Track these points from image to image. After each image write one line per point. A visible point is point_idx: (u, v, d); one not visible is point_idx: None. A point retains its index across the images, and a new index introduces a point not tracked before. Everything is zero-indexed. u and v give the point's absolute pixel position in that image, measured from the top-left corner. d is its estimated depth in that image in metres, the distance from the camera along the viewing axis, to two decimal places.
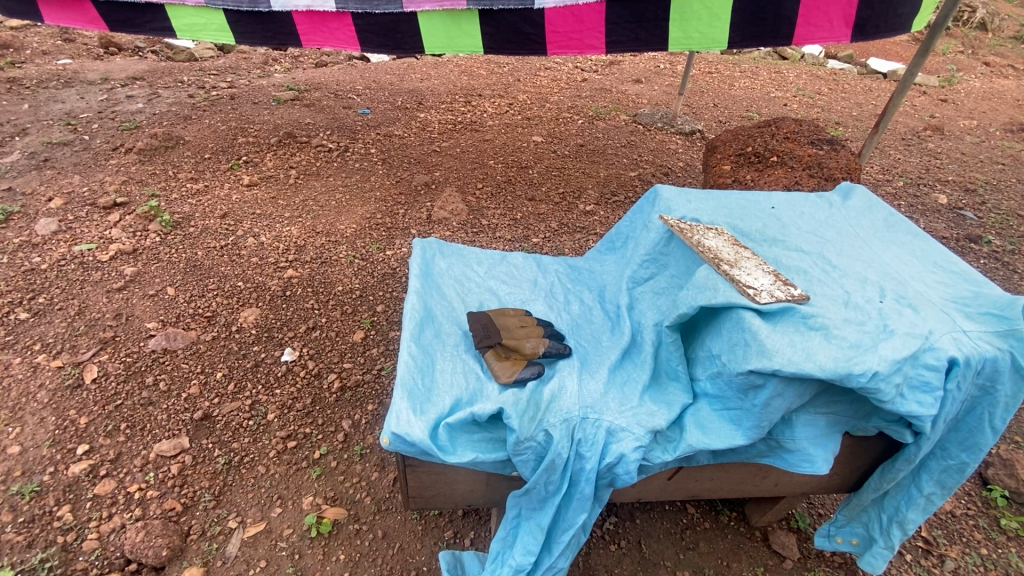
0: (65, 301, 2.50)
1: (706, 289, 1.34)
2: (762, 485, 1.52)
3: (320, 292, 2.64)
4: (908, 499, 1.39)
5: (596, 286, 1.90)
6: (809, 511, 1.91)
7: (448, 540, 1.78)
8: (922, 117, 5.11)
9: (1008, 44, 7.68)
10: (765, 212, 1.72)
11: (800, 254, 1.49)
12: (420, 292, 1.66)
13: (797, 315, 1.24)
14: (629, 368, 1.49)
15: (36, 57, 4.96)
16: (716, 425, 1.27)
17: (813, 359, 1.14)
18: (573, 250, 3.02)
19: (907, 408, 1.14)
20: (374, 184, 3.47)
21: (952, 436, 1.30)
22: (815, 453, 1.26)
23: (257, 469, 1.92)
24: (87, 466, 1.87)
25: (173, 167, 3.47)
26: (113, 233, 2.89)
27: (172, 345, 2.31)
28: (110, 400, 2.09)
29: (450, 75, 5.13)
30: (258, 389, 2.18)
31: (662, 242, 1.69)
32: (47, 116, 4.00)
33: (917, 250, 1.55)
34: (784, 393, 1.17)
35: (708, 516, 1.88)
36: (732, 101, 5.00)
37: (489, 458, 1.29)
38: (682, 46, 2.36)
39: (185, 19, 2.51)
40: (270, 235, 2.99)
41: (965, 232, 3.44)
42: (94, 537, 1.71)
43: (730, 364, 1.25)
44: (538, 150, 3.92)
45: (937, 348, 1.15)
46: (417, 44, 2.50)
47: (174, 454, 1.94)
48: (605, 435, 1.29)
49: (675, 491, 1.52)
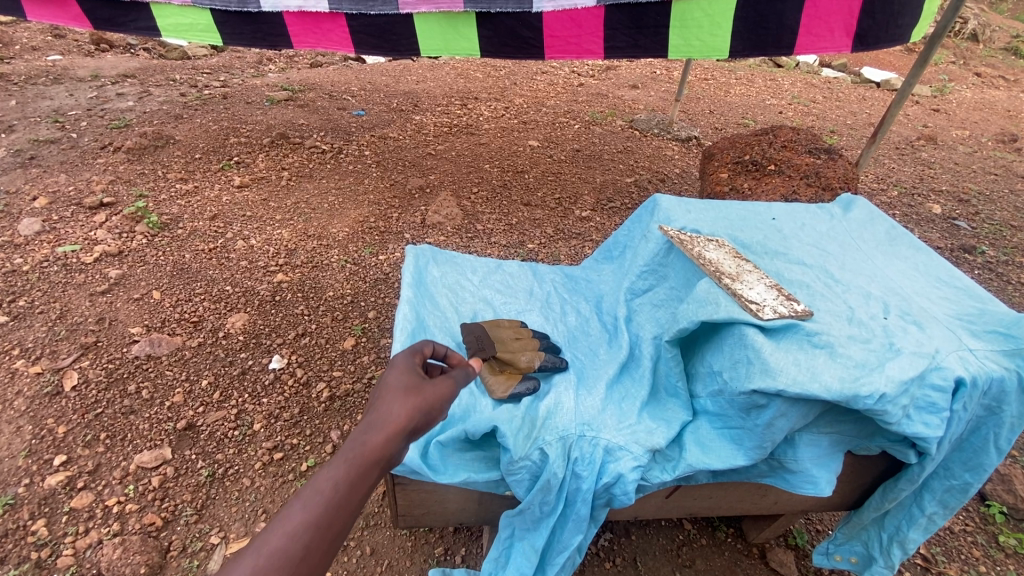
0: (45, 304, 2.43)
1: (707, 304, 1.29)
2: (761, 504, 1.48)
3: (310, 297, 2.58)
4: (910, 518, 1.37)
5: (593, 296, 1.86)
6: (807, 527, 1.86)
7: (438, 558, 1.72)
8: (915, 126, 5.15)
9: (997, 55, 7.75)
10: (765, 223, 1.69)
11: (801, 267, 1.46)
12: (413, 300, 1.61)
13: (800, 332, 1.19)
14: (626, 383, 1.45)
15: (25, 53, 4.88)
16: (716, 444, 1.23)
17: (818, 380, 1.09)
18: (569, 257, 2.98)
19: (913, 430, 1.11)
20: (368, 187, 3.41)
21: (955, 455, 1.28)
22: (818, 475, 1.22)
23: (241, 482, 1.86)
24: (63, 478, 1.80)
25: (162, 167, 3.41)
26: (98, 235, 2.82)
27: (156, 351, 2.24)
28: (90, 409, 2.01)
29: (446, 77, 5.09)
30: (244, 398, 2.11)
31: (661, 253, 1.64)
32: (34, 113, 3.92)
33: (919, 264, 1.52)
34: (788, 413, 1.13)
35: (704, 533, 1.84)
36: (727, 107, 5.02)
37: (482, 478, 1.24)
38: (682, 54, 2.33)
39: (170, 18, 2.46)
40: (260, 238, 2.93)
41: (959, 242, 3.45)
42: (70, 553, 1.64)
43: (732, 383, 1.20)
44: (534, 155, 3.89)
45: (944, 368, 1.12)
46: (412, 46, 2.46)
47: (155, 466, 1.87)
48: (602, 454, 1.25)
49: (673, 509, 1.48)
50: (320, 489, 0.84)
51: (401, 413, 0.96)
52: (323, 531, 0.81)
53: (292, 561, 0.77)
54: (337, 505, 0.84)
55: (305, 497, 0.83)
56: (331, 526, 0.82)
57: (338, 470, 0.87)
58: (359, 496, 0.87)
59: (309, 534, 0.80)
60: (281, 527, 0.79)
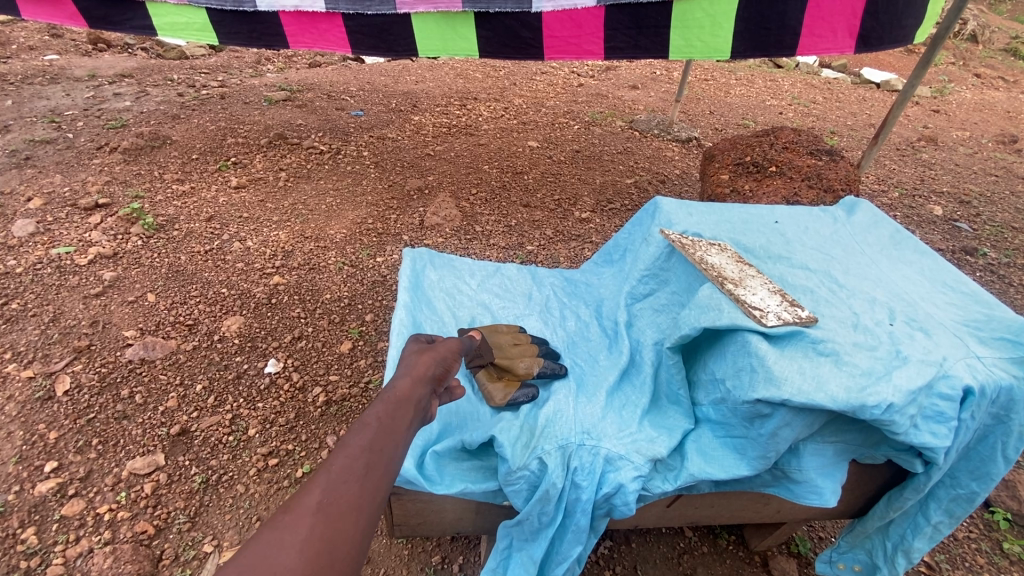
0: (38, 307, 2.40)
1: (709, 310, 1.27)
2: (764, 512, 1.45)
3: (307, 300, 2.55)
4: (915, 527, 1.34)
5: (593, 300, 1.83)
6: (809, 535, 1.84)
7: (435, 566, 1.69)
8: (915, 127, 5.12)
9: (996, 55, 7.73)
10: (768, 226, 1.66)
11: (805, 272, 1.44)
12: (409, 305, 1.59)
13: (805, 339, 1.17)
14: (627, 389, 1.42)
15: (22, 52, 4.85)
16: (718, 453, 1.21)
17: (824, 389, 1.07)
18: (568, 259, 2.95)
19: (921, 440, 1.09)
20: (366, 188, 3.38)
21: (962, 463, 1.25)
22: (823, 485, 1.19)
23: (235, 489, 1.83)
24: (54, 485, 1.77)
25: (158, 167, 3.38)
26: (93, 236, 2.79)
27: (150, 355, 2.21)
28: (82, 414, 1.98)
29: (445, 77, 5.06)
30: (239, 402, 2.08)
31: (663, 257, 1.61)
32: (31, 113, 3.89)
33: (925, 269, 1.50)
34: (793, 422, 1.10)
35: (706, 540, 1.81)
36: (727, 108, 5.00)
37: (479, 488, 1.22)
38: (683, 55, 2.30)
39: (167, 17, 2.43)
40: (257, 240, 2.90)
41: (960, 244, 3.42)
42: (60, 562, 1.61)
43: (735, 391, 1.17)
44: (533, 156, 3.86)
45: (952, 376, 1.10)
46: (410, 47, 2.43)
47: (147, 473, 1.84)
48: (603, 464, 1.22)
49: (674, 517, 1.45)
50: (365, 424, 0.93)
51: (412, 370, 1.11)
52: (376, 448, 0.89)
53: (359, 474, 0.83)
54: (384, 432, 0.92)
55: (355, 432, 0.91)
56: (383, 444, 0.89)
57: (375, 411, 0.97)
58: (401, 428, 0.96)
59: (368, 454, 0.87)
60: (339, 449, 0.86)
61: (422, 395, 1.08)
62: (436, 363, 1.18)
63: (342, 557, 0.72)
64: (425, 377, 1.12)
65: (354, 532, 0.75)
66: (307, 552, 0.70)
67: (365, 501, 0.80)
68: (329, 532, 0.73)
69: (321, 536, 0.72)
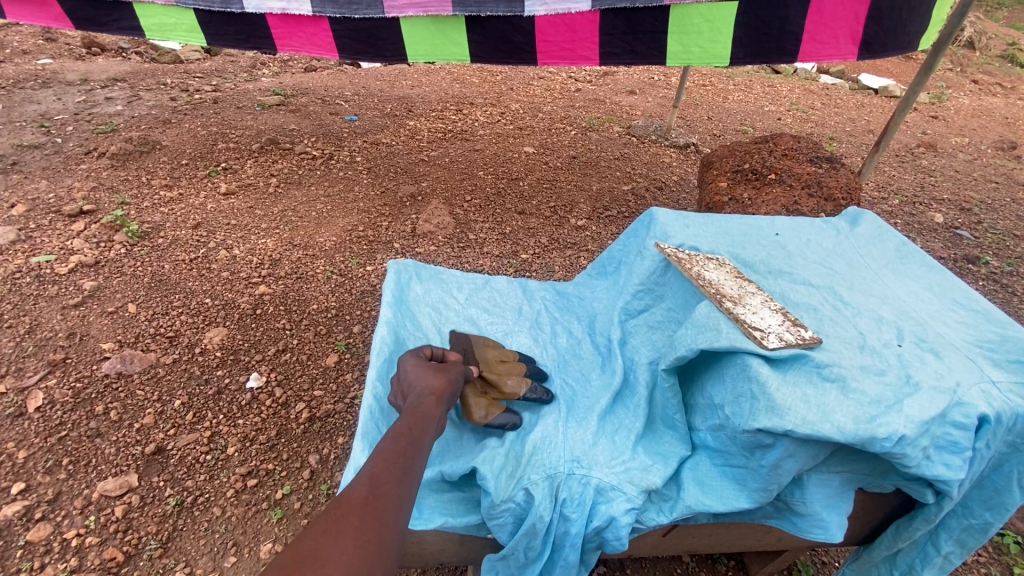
0: (15, 318, 2.32)
1: (706, 330, 1.19)
2: (764, 540, 1.37)
3: (293, 311, 2.48)
4: (924, 557, 1.26)
5: (586, 315, 1.76)
6: (812, 560, 1.76)
7: None
8: (914, 133, 5.08)
9: (994, 62, 7.71)
10: (768, 239, 1.59)
11: (807, 289, 1.36)
12: (392, 321, 1.52)
13: (808, 363, 1.09)
14: (620, 413, 1.35)
15: (15, 56, 4.79)
16: (717, 483, 1.13)
17: (829, 420, 0.99)
18: (563, 269, 2.89)
19: (934, 472, 1.01)
20: (358, 195, 3.31)
21: (974, 493, 1.17)
22: (828, 518, 1.12)
23: (211, 512, 1.75)
24: (20, 508, 1.69)
25: (147, 173, 3.31)
26: (75, 244, 2.71)
27: (127, 369, 2.13)
28: (54, 431, 1.90)
29: (441, 82, 5.01)
30: (219, 419, 2.00)
31: (657, 272, 1.53)
32: (20, 117, 3.82)
33: (932, 285, 1.43)
34: (796, 454, 1.02)
35: (704, 566, 1.73)
36: (726, 113, 4.94)
37: (460, 522, 1.14)
38: (681, 61, 2.24)
39: (153, 18, 2.36)
40: (244, 248, 2.82)
41: (962, 252, 3.36)
42: None
43: (735, 419, 1.10)
44: (529, 162, 3.79)
45: (967, 404, 1.02)
46: (399, 51, 2.36)
47: (119, 495, 1.75)
48: (593, 495, 1.14)
49: (670, 547, 1.37)
50: (395, 434, 1.01)
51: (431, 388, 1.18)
52: (407, 457, 0.97)
53: (395, 478, 0.91)
54: (411, 445, 1.00)
55: (388, 442, 0.99)
56: (413, 454, 0.98)
57: (401, 424, 1.05)
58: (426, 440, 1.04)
59: (401, 461, 0.95)
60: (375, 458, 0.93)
61: (441, 412, 1.15)
62: (450, 381, 1.25)
63: (388, 545, 0.79)
64: (443, 394, 1.19)
65: (394, 528, 0.83)
66: (359, 539, 0.77)
67: (402, 500, 0.88)
68: (376, 524, 0.80)
69: (370, 527, 0.79)
